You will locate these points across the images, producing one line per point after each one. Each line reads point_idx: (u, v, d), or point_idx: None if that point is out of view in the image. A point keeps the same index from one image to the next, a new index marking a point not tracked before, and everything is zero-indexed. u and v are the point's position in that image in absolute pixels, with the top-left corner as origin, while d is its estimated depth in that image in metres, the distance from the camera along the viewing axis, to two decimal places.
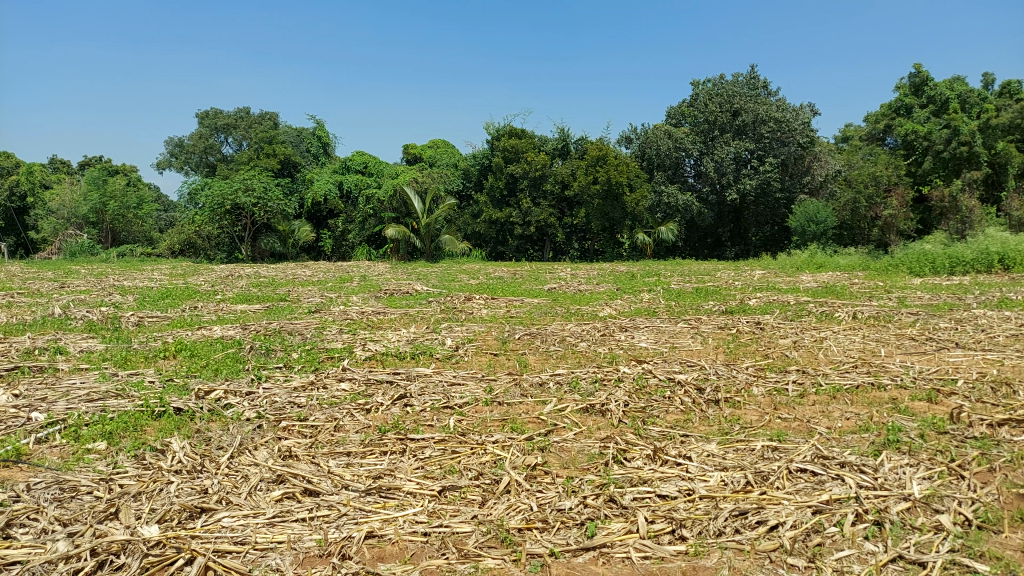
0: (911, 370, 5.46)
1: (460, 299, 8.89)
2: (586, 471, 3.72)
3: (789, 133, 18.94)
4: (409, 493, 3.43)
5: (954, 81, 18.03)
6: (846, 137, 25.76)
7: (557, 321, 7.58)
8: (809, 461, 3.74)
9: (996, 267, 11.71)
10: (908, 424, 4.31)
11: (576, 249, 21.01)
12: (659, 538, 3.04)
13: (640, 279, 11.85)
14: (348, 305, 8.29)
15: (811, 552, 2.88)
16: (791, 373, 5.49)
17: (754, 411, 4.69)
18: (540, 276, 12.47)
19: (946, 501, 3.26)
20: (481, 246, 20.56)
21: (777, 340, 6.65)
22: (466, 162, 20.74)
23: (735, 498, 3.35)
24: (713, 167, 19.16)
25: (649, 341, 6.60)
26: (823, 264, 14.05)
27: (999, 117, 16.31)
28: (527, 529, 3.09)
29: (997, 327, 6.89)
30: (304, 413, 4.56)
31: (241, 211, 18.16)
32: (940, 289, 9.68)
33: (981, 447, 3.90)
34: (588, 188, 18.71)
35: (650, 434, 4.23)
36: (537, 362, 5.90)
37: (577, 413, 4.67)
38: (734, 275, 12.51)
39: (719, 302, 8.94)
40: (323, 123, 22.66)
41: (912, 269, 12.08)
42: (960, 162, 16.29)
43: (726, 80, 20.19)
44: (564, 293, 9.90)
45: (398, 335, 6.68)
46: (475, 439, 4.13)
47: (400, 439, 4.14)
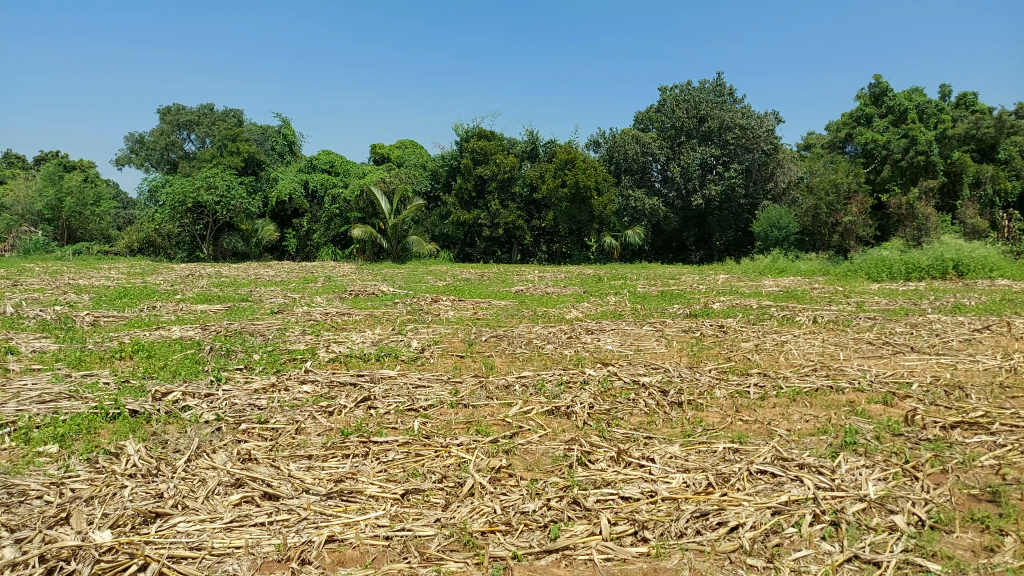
0: (868, 374, 5.58)
1: (426, 300, 8.83)
2: (550, 473, 3.72)
3: (753, 140, 19.28)
4: (371, 496, 3.39)
5: (913, 92, 18.59)
6: (807, 145, 26.35)
7: (524, 324, 7.58)
8: (769, 463, 3.80)
9: (950, 273, 12.09)
10: (864, 426, 4.40)
11: (544, 251, 21.12)
12: (622, 539, 3.06)
13: (606, 282, 11.92)
14: (312, 306, 8.18)
15: (769, 553, 2.92)
16: (753, 376, 5.57)
17: (716, 414, 4.75)
18: (508, 279, 12.47)
19: (900, 502, 3.34)
20: (448, 248, 20.47)
21: (739, 344, 6.75)
22: (434, 163, 20.65)
23: (696, 499, 3.38)
24: (679, 172, 19.38)
25: (614, 344, 6.63)
26: (784, 268, 14.34)
27: (955, 127, 17.02)
28: (491, 532, 3.07)
29: (951, 332, 7.10)
30: (264, 416, 4.47)
31: (203, 210, 17.79)
32: (897, 294, 9.93)
33: (934, 449, 4.00)
34: (556, 191, 18.84)
35: (614, 436, 4.25)
36: (503, 365, 5.89)
37: (542, 416, 4.67)
38: (698, 279, 12.66)
39: (683, 306, 9.05)
40: (289, 121, 22.36)
41: (870, 275, 12.35)
42: (917, 171, 16.74)
43: (693, 87, 20.45)
44: (530, 296, 9.91)
45: (362, 336, 6.61)
46: (439, 442, 4.10)
47: (363, 442, 4.09)
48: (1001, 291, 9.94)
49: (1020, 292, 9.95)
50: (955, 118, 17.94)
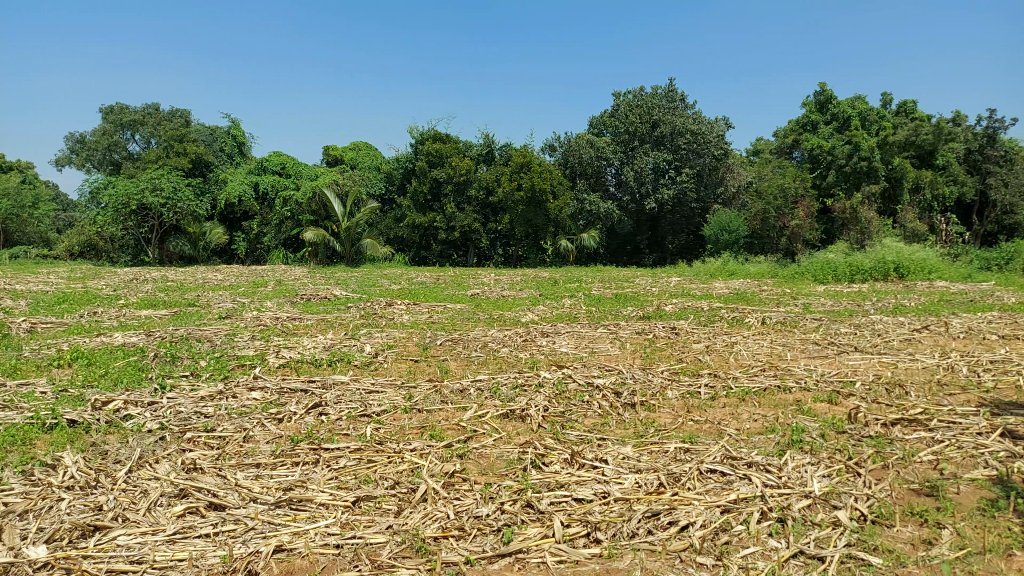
0: (814, 373, 5.73)
1: (380, 304, 8.72)
2: (504, 477, 3.71)
3: (704, 145, 19.66)
4: (321, 504, 3.33)
5: (856, 99, 19.26)
6: (756, 150, 27.04)
7: (480, 327, 7.55)
8: (718, 462, 3.87)
9: (891, 275, 12.53)
10: (810, 424, 4.52)
11: (500, 255, 21.18)
12: (575, 541, 3.07)
13: (561, 285, 11.97)
14: (261, 310, 8.01)
15: (718, 551, 2.97)
16: (703, 376, 5.66)
17: (668, 414, 4.82)
18: (463, 281, 12.42)
19: (843, 497, 3.44)
20: (404, 251, 20.27)
21: (691, 345, 6.87)
22: (389, 166, 20.48)
23: (648, 499, 3.41)
24: (632, 176, 19.65)
25: (569, 347, 6.66)
26: (735, 271, 14.61)
27: (896, 134, 17.63)
28: (443, 537, 3.05)
29: (892, 332, 7.35)
30: (211, 424, 4.36)
31: (148, 212, 17.24)
32: (842, 295, 10.24)
33: (876, 445, 4.13)
34: (511, 195, 18.88)
35: (568, 438, 4.27)
36: (458, 368, 5.86)
37: (497, 420, 4.66)
38: (651, 281, 12.86)
39: (637, 308, 9.17)
40: (238, 121, 21.90)
41: (817, 278, 12.71)
42: (860, 177, 17.26)
43: (646, 92, 20.76)
44: (487, 299, 9.89)
45: (313, 341, 6.50)
46: (392, 447, 4.05)
47: (313, 449, 4.02)
48: (937, 292, 10.36)
49: (956, 292, 10.38)
50: (896, 125, 18.61)
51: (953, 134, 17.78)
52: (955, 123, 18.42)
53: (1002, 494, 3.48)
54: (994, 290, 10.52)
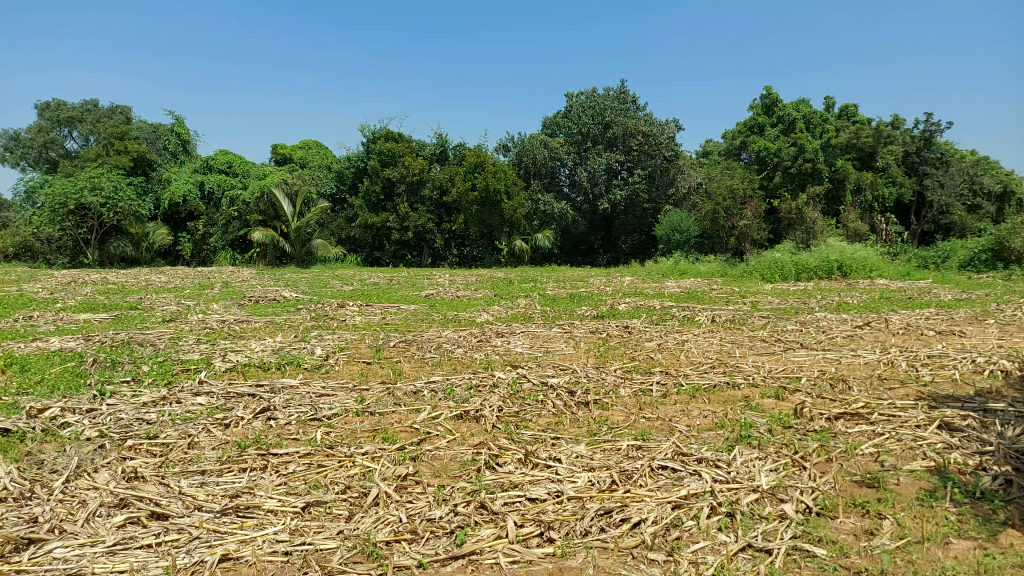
0: (762, 370, 5.86)
1: (331, 306, 8.57)
2: (457, 479, 3.68)
3: (656, 147, 19.96)
4: (269, 511, 3.25)
5: (800, 103, 19.81)
6: (706, 152, 27.61)
7: (434, 328, 7.49)
8: (669, 459, 3.92)
9: (835, 273, 12.95)
10: (758, 420, 4.62)
11: (455, 255, 21.11)
12: (528, 541, 3.06)
13: (516, 285, 11.97)
14: (207, 313, 7.79)
15: (669, 546, 3.00)
16: (655, 374, 5.74)
17: (621, 412, 4.86)
18: (417, 282, 12.29)
19: (790, 491, 3.52)
20: (356, 252, 19.99)
21: (643, 343, 6.95)
22: (340, 164, 20.19)
23: (601, 497, 3.43)
24: (586, 177, 19.80)
25: (524, 347, 6.67)
26: (686, 270, 14.88)
27: (838, 137, 18.20)
28: (396, 541, 3.01)
29: (836, 328, 7.59)
30: (153, 430, 4.21)
31: (88, 212, 16.44)
32: (788, 293, 10.53)
33: (821, 439, 4.25)
34: (466, 195, 18.78)
35: (522, 438, 4.27)
36: (412, 370, 5.80)
37: (451, 421, 4.63)
38: (605, 281, 12.97)
39: (591, 307, 9.23)
40: (183, 119, 21.28)
41: (764, 276, 13.01)
42: (805, 178, 17.90)
43: (598, 94, 21.00)
44: (441, 300, 9.82)
45: (262, 344, 6.35)
46: (343, 451, 3.98)
47: (261, 454, 3.92)
48: (878, 290, 10.73)
49: (895, 290, 10.78)
50: (838, 128, 19.22)
51: (892, 137, 18.47)
52: (893, 126, 19.13)
53: (939, 484, 3.61)
54: (931, 288, 10.94)
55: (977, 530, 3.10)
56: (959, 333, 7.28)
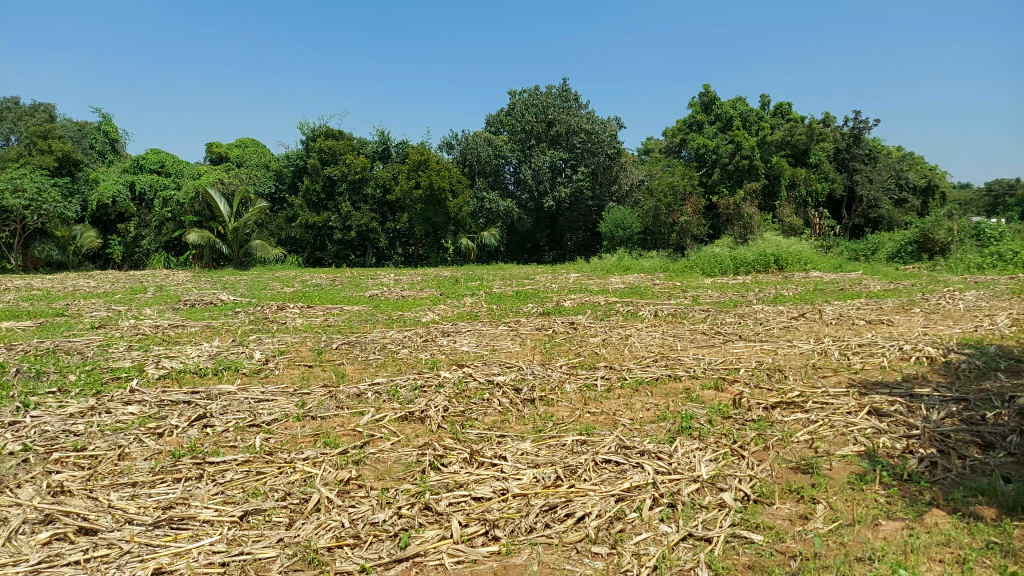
0: (702, 362, 6.00)
1: (270, 308, 8.37)
2: (402, 481, 3.65)
3: (598, 144, 20.21)
4: (205, 521, 3.15)
5: (737, 101, 20.34)
6: (647, 149, 28.11)
7: (378, 329, 7.40)
8: (613, 452, 3.97)
9: (772, 267, 13.34)
10: (698, 411, 4.72)
11: (400, 254, 20.97)
12: (472, 541, 3.05)
13: (462, 284, 11.94)
14: (139, 319, 7.50)
15: (612, 539, 3.04)
16: (600, 369, 5.80)
17: (566, 408, 4.89)
18: (361, 283, 12.13)
19: (729, 480, 3.60)
20: (297, 252, 19.62)
21: (588, 339, 7.02)
22: (278, 163, 19.72)
23: (546, 493, 3.45)
24: (530, 174, 19.88)
25: (470, 346, 6.65)
26: (629, 266, 15.11)
27: (773, 134, 18.71)
28: (338, 547, 2.96)
29: (773, 320, 7.81)
30: (81, 442, 4.03)
31: (9, 215, 15.62)
32: (727, 287, 10.81)
33: (758, 428, 4.37)
34: (409, 193, 18.64)
35: (468, 437, 4.26)
36: (355, 372, 5.72)
37: (395, 423, 4.58)
38: (551, 278, 13.03)
39: (537, 304, 9.28)
40: (111, 118, 20.46)
41: (705, 271, 13.27)
42: (742, 174, 18.20)
43: (541, 92, 21.12)
44: (385, 300, 9.70)
45: (198, 349, 6.15)
46: (283, 457, 3.89)
47: (197, 463, 3.81)
48: (812, 282, 11.09)
49: (828, 282, 11.15)
50: (773, 125, 19.79)
51: (824, 134, 19.13)
52: (825, 124, 19.79)
53: (869, 468, 3.75)
54: (862, 279, 11.36)
55: (905, 510, 3.22)
56: (888, 322, 7.60)
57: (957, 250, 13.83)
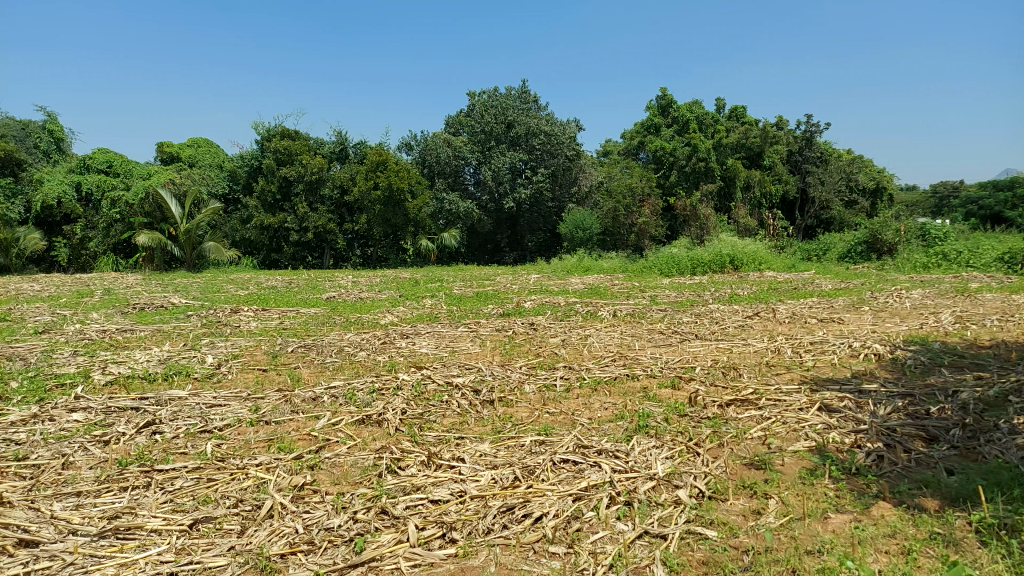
0: (659, 361, 6.08)
1: (224, 311, 8.20)
2: (358, 485, 3.60)
3: (558, 146, 20.37)
4: (153, 531, 3.07)
5: (693, 104, 20.71)
6: (606, 151, 28.38)
7: (335, 331, 7.30)
8: (571, 452, 3.99)
9: (727, 267, 13.59)
10: (655, 409, 4.78)
11: (358, 256, 20.80)
12: (429, 544, 3.03)
13: (422, 285, 11.90)
14: (86, 323, 7.27)
15: (570, 539, 3.05)
16: (559, 369, 5.82)
17: (525, 409, 4.90)
18: (318, 285, 11.95)
19: (684, 477, 3.65)
20: (252, 254, 19.30)
21: (548, 340, 7.05)
22: (232, 163, 19.34)
23: (504, 494, 3.45)
24: (490, 176, 19.89)
25: (429, 347, 6.60)
26: (589, 266, 15.27)
27: (729, 137, 19.05)
28: (291, 554, 2.91)
29: (728, 319, 7.96)
30: (23, 452, 3.89)
31: None
32: (684, 287, 10.98)
33: (713, 425, 4.45)
34: (368, 194, 18.48)
35: (426, 440, 4.23)
36: (311, 376, 5.63)
37: (352, 426, 4.52)
38: (511, 279, 13.04)
39: (497, 305, 9.28)
40: (56, 116, 19.82)
41: (663, 271, 13.45)
42: (698, 176, 18.46)
43: (500, 93, 21.16)
44: (343, 302, 9.58)
45: (147, 354, 5.99)
46: (236, 463, 3.82)
47: (145, 471, 3.70)
48: (766, 282, 11.32)
49: (782, 281, 11.41)
50: (728, 129, 20.18)
51: (777, 137, 19.56)
52: (778, 127, 20.25)
53: (820, 462, 3.84)
54: (813, 278, 11.66)
55: (853, 504, 3.31)
56: (838, 320, 7.80)
57: (904, 250, 14.28)
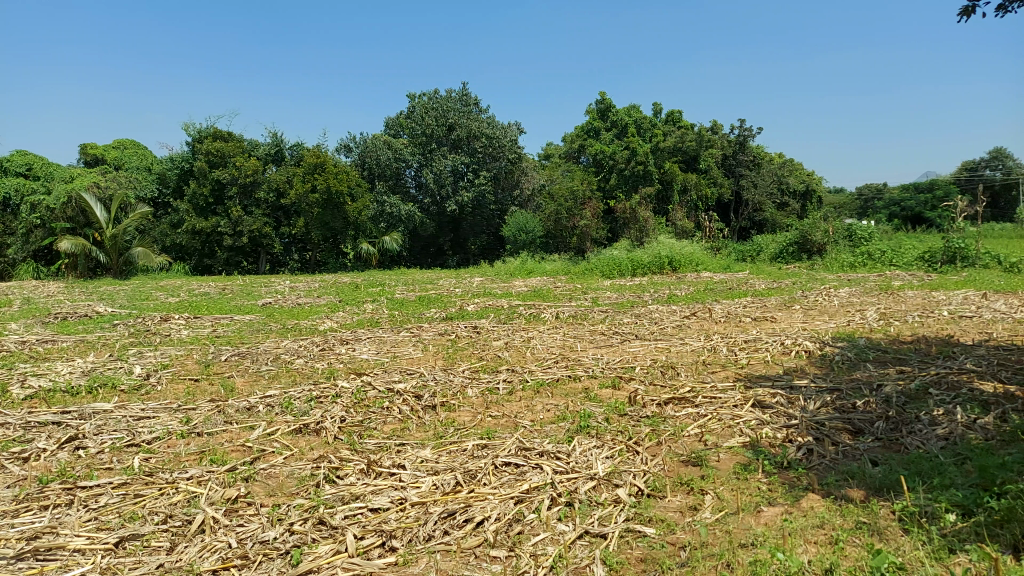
0: (600, 362, 6.15)
1: (153, 320, 7.91)
2: (295, 496, 3.53)
3: (499, 149, 20.47)
4: (75, 550, 2.92)
5: (632, 108, 21.15)
6: (547, 154, 28.65)
7: (272, 338, 7.13)
8: (513, 454, 4.00)
9: (666, 268, 13.88)
10: (596, 409, 4.84)
11: (296, 260, 20.38)
12: (369, 553, 2.98)
13: (363, 290, 11.76)
14: (4, 334, 6.91)
15: (511, 542, 3.06)
16: (501, 372, 5.83)
17: (467, 413, 4.89)
18: (253, 291, 11.65)
19: (623, 476, 3.71)
20: (183, 259, 18.68)
21: (490, 343, 7.05)
22: (161, 166, 18.66)
23: (444, 500, 3.43)
24: (432, 178, 19.79)
25: (370, 353, 6.52)
26: (532, 269, 15.41)
27: (666, 141, 19.41)
28: (223, 569, 2.82)
29: (667, 319, 8.14)
30: None
31: None
32: (624, 288, 11.18)
33: (652, 424, 4.53)
34: (306, 197, 18.10)
35: (365, 448, 4.17)
36: (246, 385, 5.48)
37: (288, 436, 4.42)
38: (454, 282, 13.02)
39: (440, 309, 9.23)
40: None
41: (604, 273, 13.65)
42: (637, 179, 18.81)
43: (441, 95, 21.09)
44: (280, 309, 9.35)
45: (70, 366, 5.72)
46: (165, 477, 3.68)
47: (67, 488, 3.53)
48: (703, 282, 11.63)
49: (718, 281, 11.73)
50: (665, 132, 20.65)
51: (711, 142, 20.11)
52: (713, 131, 20.82)
53: (753, 457, 3.96)
54: (747, 278, 12.02)
55: (784, 497, 3.43)
56: (771, 319, 8.06)
57: (832, 250, 14.84)
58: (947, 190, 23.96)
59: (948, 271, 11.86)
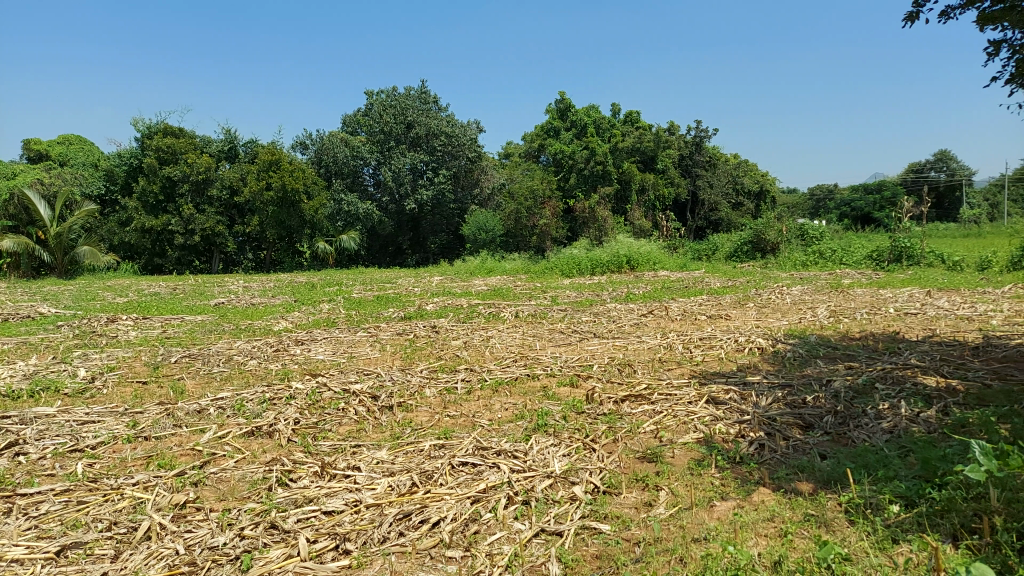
0: (558, 360, 6.19)
1: (100, 321, 7.67)
2: (247, 499, 3.46)
3: (458, 148, 20.41)
4: (13, 560, 2.82)
5: (591, 108, 21.33)
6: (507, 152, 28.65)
7: (224, 339, 6.98)
8: (470, 454, 3.99)
9: (625, 267, 14.01)
10: (553, 408, 4.87)
11: (250, 260, 19.98)
12: (322, 556, 2.94)
13: (319, 289, 11.60)
14: None
15: (467, 542, 3.05)
16: (460, 372, 5.82)
17: (425, 413, 4.86)
18: (206, 291, 11.39)
19: (580, 473, 3.74)
20: (132, 259, 18.12)
21: (449, 342, 7.02)
22: (108, 162, 18.09)
23: (400, 501, 3.41)
24: (390, 176, 19.61)
25: (326, 353, 6.43)
26: (492, 267, 15.45)
27: (624, 142, 19.59)
28: None
29: (624, 317, 8.22)
30: None
31: None
32: (583, 287, 11.25)
33: (608, 421, 4.58)
34: (260, 195, 17.75)
35: (320, 450, 4.12)
36: (197, 387, 5.35)
37: (241, 439, 4.34)
38: (412, 281, 12.93)
39: (398, 308, 9.16)
40: None
41: (563, 272, 13.71)
42: (596, 179, 18.96)
43: (399, 93, 20.93)
44: (233, 309, 9.15)
45: (9, 369, 5.50)
46: (111, 483, 3.58)
47: (6, 496, 3.41)
48: (660, 281, 11.79)
49: (675, 280, 11.89)
50: (624, 132, 20.85)
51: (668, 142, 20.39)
52: (670, 131, 21.10)
53: (706, 453, 4.03)
54: (704, 276, 12.22)
55: (736, 491, 3.49)
56: (725, 317, 8.21)
57: (786, 249, 15.19)
58: (894, 191, 24.74)
59: (894, 269, 12.24)
